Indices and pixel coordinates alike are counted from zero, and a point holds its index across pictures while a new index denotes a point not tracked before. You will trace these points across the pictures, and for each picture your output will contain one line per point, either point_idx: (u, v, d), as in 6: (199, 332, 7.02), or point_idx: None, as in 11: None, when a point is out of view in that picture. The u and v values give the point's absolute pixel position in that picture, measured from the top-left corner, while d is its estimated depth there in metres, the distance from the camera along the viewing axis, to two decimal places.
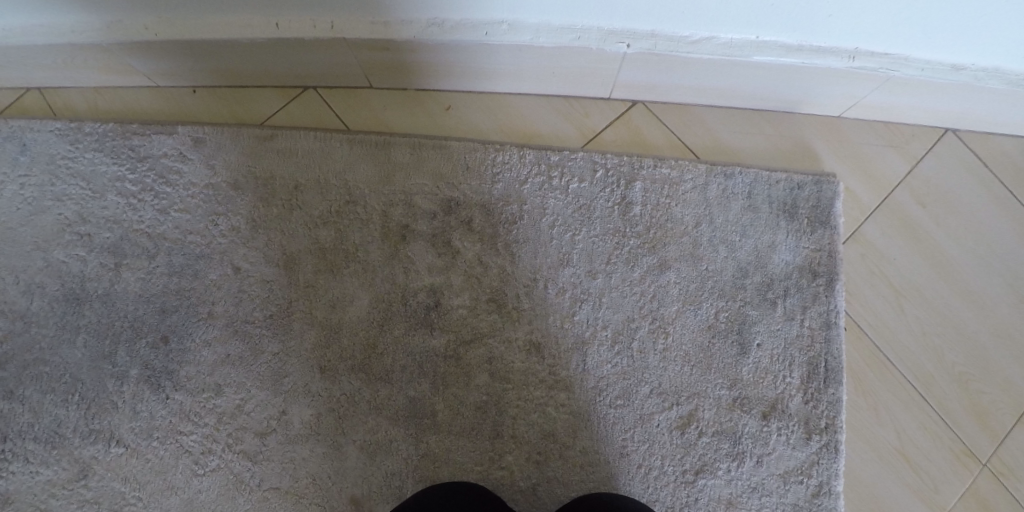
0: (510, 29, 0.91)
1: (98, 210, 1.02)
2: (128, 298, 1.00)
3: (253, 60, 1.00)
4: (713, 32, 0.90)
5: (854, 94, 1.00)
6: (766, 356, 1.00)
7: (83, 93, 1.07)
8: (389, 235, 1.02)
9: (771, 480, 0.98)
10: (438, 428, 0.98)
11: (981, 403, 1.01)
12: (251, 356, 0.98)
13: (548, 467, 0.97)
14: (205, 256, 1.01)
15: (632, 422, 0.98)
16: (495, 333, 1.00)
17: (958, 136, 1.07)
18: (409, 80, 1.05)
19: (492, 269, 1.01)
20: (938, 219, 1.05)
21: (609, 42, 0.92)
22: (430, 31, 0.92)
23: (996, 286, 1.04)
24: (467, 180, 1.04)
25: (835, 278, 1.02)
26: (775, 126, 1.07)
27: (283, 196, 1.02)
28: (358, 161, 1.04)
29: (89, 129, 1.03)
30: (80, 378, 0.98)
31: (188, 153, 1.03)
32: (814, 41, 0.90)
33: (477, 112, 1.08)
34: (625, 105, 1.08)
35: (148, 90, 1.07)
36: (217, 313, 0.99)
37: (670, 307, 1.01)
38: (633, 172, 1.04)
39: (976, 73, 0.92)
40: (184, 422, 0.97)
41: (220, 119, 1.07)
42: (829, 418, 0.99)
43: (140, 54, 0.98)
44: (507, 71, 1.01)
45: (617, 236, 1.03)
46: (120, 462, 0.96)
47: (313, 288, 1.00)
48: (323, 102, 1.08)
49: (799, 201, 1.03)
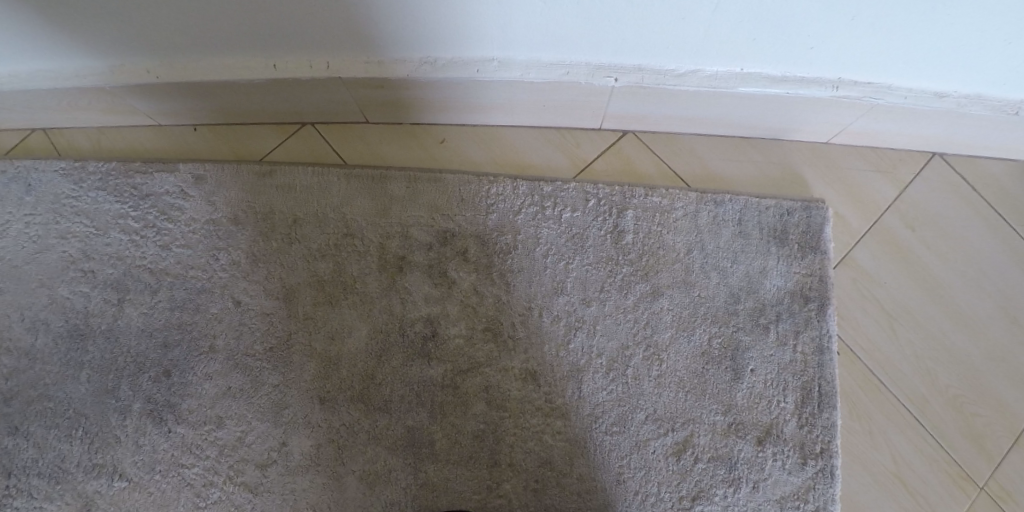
0: (501, 66, 0.94)
1: (101, 247, 1.04)
2: (131, 333, 1.02)
3: (253, 99, 1.03)
4: (698, 65, 0.92)
5: (840, 122, 1.02)
6: (759, 381, 1.01)
7: (88, 133, 1.10)
8: (386, 267, 1.04)
9: (767, 506, 0.98)
10: (436, 457, 0.99)
11: (976, 425, 1.02)
12: (251, 388, 1.00)
13: (546, 494, 0.98)
14: (206, 291, 1.03)
15: (628, 448, 0.99)
16: (491, 362, 1.01)
17: (945, 161, 1.09)
18: (404, 115, 1.08)
19: (487, 299, 1.03)
20: (927, 243, 1.07)
21: (597, 76, 0.94)
22: (423, 68, 0.95)
23: (987, 308, 1.05)
24: (462, 211, 1.06)
25: (826, 303, 1.03)
26: (763, 153, 1.09)
27: (282, 230, 1.05)
28: (355, 194, 1.06)
29: (93, 168, 1.06)
30: (84, 412, 0.99)
31: (190, 190, 1.05)
32: (797, 72, 0.92)
33: (471, 145, 1.10)
34: (616, 135, 1.11)
35: (150, 128, 1.10)
36: (218, 346, 1.01)
37: (664, 333, 1.02)
38: (625, 200, 1.06)
39: (958, 100, 0.94)
40: (186, 455, 0.98)
41: (220, 155, 1.09)
42: (824, 443, 1.00)
43: (142, 95, 1.01)
44: (500, 105, 1.04)
45: (610, 264, 1.05)
46: (123, 495, 0.97)
47: (311, 320, 1.02)
48: (320, 138, 1.10)
49: (789, 227, 1.05)
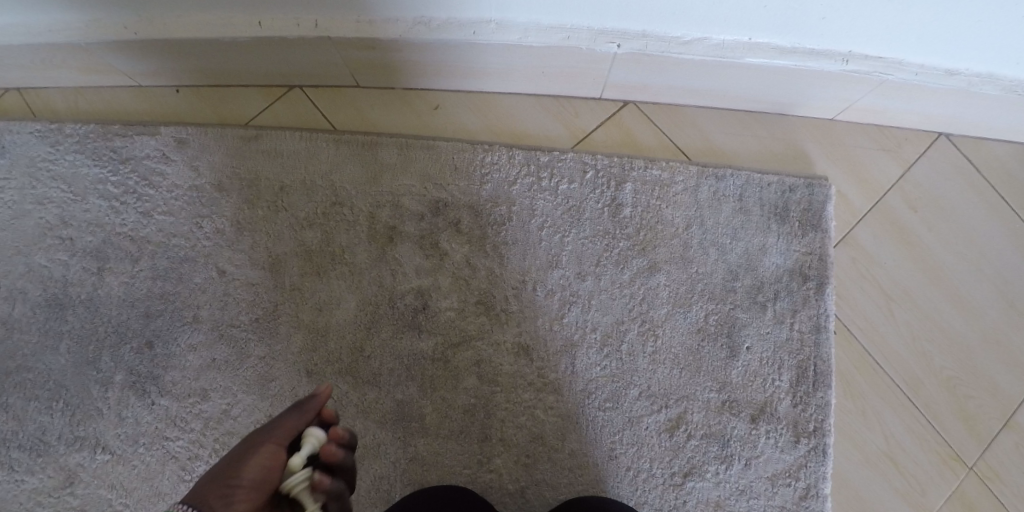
0: (498, 28, 0.89)
1: (80, 213, 1.00)
2: (111, 303, 0.98)
3: (237, 59, 0.98)
4: (704, 33, 0.88)
5: (848, 97, 0.99)
6: (755, 359, 1.00)
7: (64, 93, 1.05)
8: (376, 237, 1.01)
9: (759, 483, 0.98)
10: (427, 432, 0.98)
11: (968, 407, 1.02)
12: (237, 360, 0.98)
13: (536, 469, 0.97)
14: (190, 260, 0.99)
15: (620, 424, 0.98)
16: (483, 336, 0.99)
17: (950, 140, 1.07)
18: (396, 79, 1.03)
19: (480, 272, 1.01)
20: (928, 224, 1.05)
21: (599, 41, 0.90)
22: (416, 30, 0.90)
23: (985, 291, 1.04)
24: (455, 180, 1.02)
25: (825, 282, 1.02)
26: (767, 127, 1.06)
27: (269, 197, 1.01)
28: (344, 161, 1.02)
29: (70, 131, 1.01)
30: (65, 384, 0.97)
31: (172, 154, 1.01)
32: (807, 44, 0.88)
33: (466, 112, 1.06)
34: (616, 105, 1.07)
35: (130, 89, 1.05)
36: (202, 317, 0.98)
37: (660, 309, 1.01)
38: (624, 173, 1.03)
39: (970, 79, 0.91)
40: (170, 428, 0.96)
41: (204, 119, 1.05)
42: (818, 421, 0.99)
43: (121, 53, 0.95)
44: (496, 70, 1.00)
45: (607, 238, 1.02)
46: (106, 469, 0.95)
47: (299, 291, 0.99)
48: (309, 102, 1.06)
49: (790, 204, 1.03)
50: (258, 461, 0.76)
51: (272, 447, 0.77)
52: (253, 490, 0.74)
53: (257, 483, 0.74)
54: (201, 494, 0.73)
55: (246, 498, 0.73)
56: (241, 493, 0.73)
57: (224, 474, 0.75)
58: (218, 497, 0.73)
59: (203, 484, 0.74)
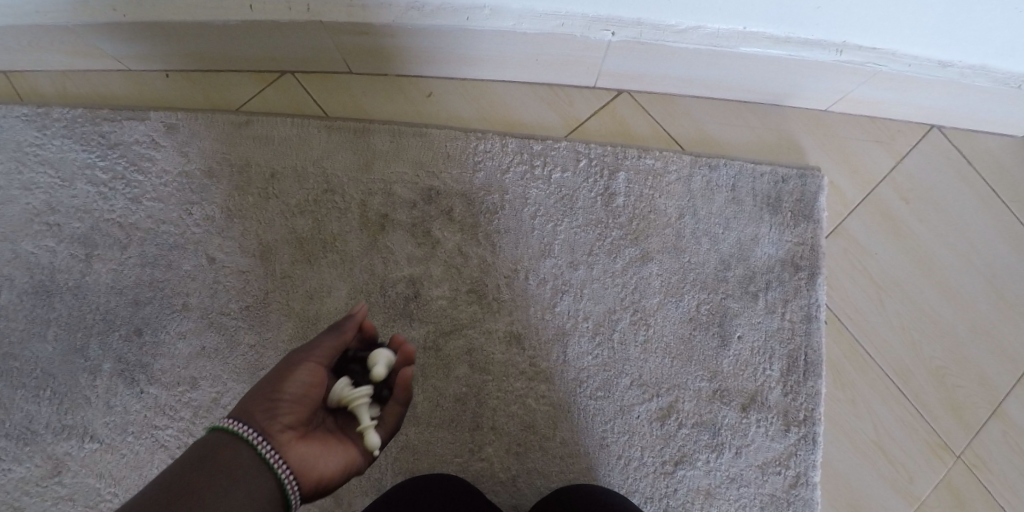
0: (493, 14, 0.88)
1: (67, 199, 0.98)
2: (99, 290, 0.97)
3: (228, 44, 0.96)
4: (700, 21, 0.88)
5: (841, 88, 0.99)
6: (746, 348, 1.01)
7: (51, 77, 1.03)
8: (368, 225, 1.00)
9: (749, 471, 0.99)
10: (419, 420, 0.97)
11: (956, 397, 1.03)
12: (227, 348, 0.97)
13: (528, 458, 0.98)
14: (180, 247, 0.98)
15: (612, 413, 0.99)
16: (476, 324, 0.99)
17: (941, 132, 1.07)
18: (388, 65, 1.02)
19: (473, 260, 1.00)
20: (919, 215, 1.06)
21: (595, 29, 0.89)
22: (410, 15, 0.89)
23: (973, 282, 1.05)
24: (448, 168, 1.02)
25: (816, 272, 1.02)
26: (760, 118, 1.06)
27: (259, 184, 1.00)
28: (336, 148, 1.01)
29: (57, 115, 1.00)
30: (52, 372, 0.96)
31: (161, 140, 1.00)
32: (802, 33, 0.88)
33: (458, 99, 1.05)
34: (610, 94, 1.07)
35: (118, 73, 1.03)
36: (192, 305, 0.97)
37: (652, 299, 1.01)
38: (617, 162, 1.03)
39: (962, 71, 0.91)
40: (159, 417, 0.95)
41: (194, 104, 1.03)
42: (808, 410, 1.00)
43: (109, 36, 0.94)
44: (490, 57, 0.99)
45: (599, 227, 1.02)
46: (94, 458, 0.94)
47: (289, 279, 0.98)
48: (299, 87, 1.04)
49: (782, 195, 1.03)
50: (302, 376, 0.72)
51: (310, 364, 0.73)
52: (294, 404, 0.71)
53: (299, 398, 0.71)
54: (248, 409, 0.69)
55: (291, 412, 0.70)
56: (286, 407, 0.70)
57: (268, 391, 0.70)
58: (264, 411, 0.69)
59: (252, 395, 0.70)
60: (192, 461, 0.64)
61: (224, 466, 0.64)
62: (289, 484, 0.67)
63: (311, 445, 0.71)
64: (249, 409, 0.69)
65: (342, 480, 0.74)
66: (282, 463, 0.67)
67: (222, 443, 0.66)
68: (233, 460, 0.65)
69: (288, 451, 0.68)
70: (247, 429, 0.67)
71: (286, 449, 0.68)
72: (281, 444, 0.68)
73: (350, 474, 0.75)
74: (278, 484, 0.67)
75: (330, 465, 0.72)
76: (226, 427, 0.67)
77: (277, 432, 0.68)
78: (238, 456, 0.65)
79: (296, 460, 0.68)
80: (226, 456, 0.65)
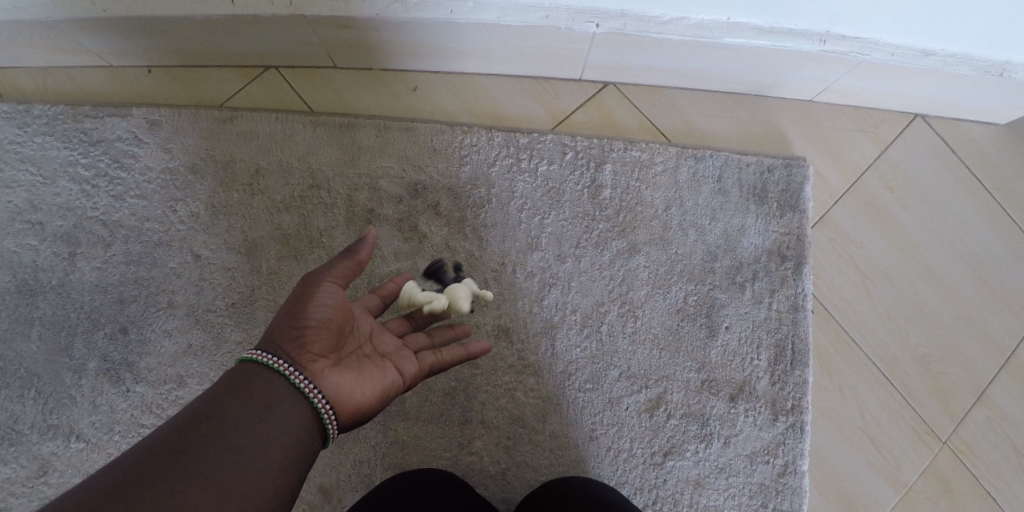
0: (476, 7, 0.88)
1: (50, 197, 0.98)
2: (84, 289, 0.96)
3: (210, 39, 0.96)
4: (684, 12, 0.87)
5: (825, 78, 0.99)
6: (734, 338, 1.01)
7: (30, 73, 1.02)
8: (355, 220, 1.00)
9: (738, 461, 0.99)
10: (407, 415, 0.97)
11: (942, 383, 1.04)
12: (213, 346, 0.96)
13: (518, 451, 0.98)
14: (164, 244, 0.98)
15: (600, 405, 0.99)
16: (464, 318, 0.99)
17: (925, 121, 1.08)
18: (373, 59, 1.02)
19: (460, 254, 1.00)
20: (904, 204, 1.06)
21: (579, 20, 0.89)
22: (393, 8, 0.89)
23: (958, 269, 1.06)
24: (434, 162, 1.01)
25: (802, 262, 1.02)
26: (745, 109, 1.07)
27: (244, 180, 0.99)
28: (321, 143, 1.01)
29: (38, 112, 0.99)
30: (36, 372, 0.95)
31: (144, 137, 0.99)
32: (786, 24, 0.88)
33: (444, 93, 1.05)
34: (596, 86, 1.07)
35: (100, 69, 1.02)
36: (177, 302, 0.97)
37: (639, 291, 1.01)
38: (604, 154, 1.03)
39: (945, 59, 0.91)
40: (146, 415, 0.95)
41: (177, 100, 1.02)
42: (795, 399, 1.00)
43: (89, 31, 0.93)
44: (475, 50, 0.98)
45: (586, 220, 1.02)
46: (81, 457, 0.94)
47: (276, 275, 0.98)
48: (284, 82, 1.04)
49: (768, 185, 1.03)
50: (324, 302, 0.72)
51: (329, 289, 0.73)
52: (322, 330, 0.71)
53: (325, 323, 0.71)
54: (277, 339, 0.69)
55: (320, 338, 0.70)
56: (314, 334, 0.70)
57: (293, 318, 0.70)
58: (291, 341, 0.69)
59: (277, 324, 0.70)
60: (223, 391, 0.65)
61: (256, 396, 0.65)
62: (325, 411, 0.68)
63: (344, 372, 0.71)
64: (276, 338, 0.69)
65: (380, 405, 0.75)
66: (316, 390, 0.68)
67: (252, 373, 0.67)
68: (265, 390, 0.66)
69: (321, 377, 0.69)
70: (278, 360, 0.68)
71: (318, 376, 0.69)
72: (313, 373, 0.69)
73: (387, 399, 0.76)
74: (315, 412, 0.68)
75: (365, 388, 0.72)
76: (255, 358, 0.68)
77: (308, 361, 0.69)
78: (272, 387, 0.66)
79: (330, 386, 0.70)
80: (258, 387, 0.66)
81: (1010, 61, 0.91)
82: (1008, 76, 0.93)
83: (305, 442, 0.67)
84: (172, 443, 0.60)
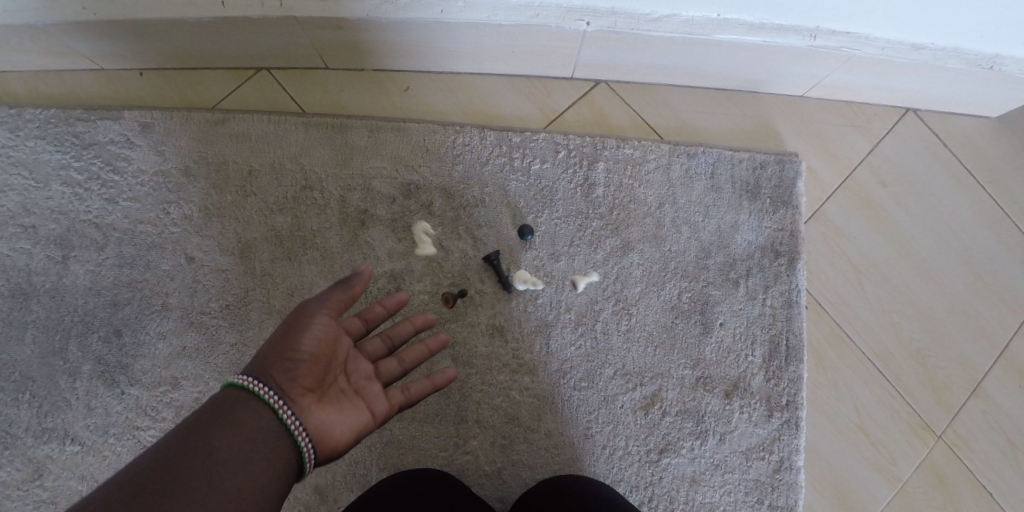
0: (466, 6, 0.88)
1: (42, 201, 0.98)
2: (77, 292, 0.97)
3: (201, 41, 0.96)
4: (674, 9, 0.88)
5: (816, 74, 0.99)
6: (728, 335, 1.01)
7: (22, 77, 1.02)
8: (348, 221, 1.00)
9: (733, 457, 0.99)
10: (402, 416, 0.97)
11: (937, 378, 1.03)
12: (208, 348, 0.96)
13: (513, 450, 0.98)
14: (158, 246, 0.98)
15: (596, 403, 0.99)
16: (458, 318, 0.99)
17: (918, 115, 1.08)
18: (365, 60, 1.02)
19: (453, 254, 1.00)
20: (897, 199, 1.06)
21: (569, 19, 0.89)
22: (384, 8, 0.89)
23: (952, 263, 1.05)
24: (427, 162, 1.02)
25: (796, 258, 1.02)
26: (737, 105, 1.07)
27: (237, 182, 0.99)
28: (314, 144, 1.01)
29: (30, 116, 0.99)
30: (31, 375, 0.95)
31: (136, 139, 0.99)
32: (776, 20, 0.88)
33: (436, 93, 1.05)
34: (587, 84, 1.07)
35: (92, 73, 1.02)
36: (171, 305, 0.97)
37: (633, 288, 1.01)
38: (596, 152, 1.03)
39: (934, 53, 0.91)
40: (141, 418, 0.95)
41: (169, 103, 1.03)
42: (790, 395, 1.00)
43: (80, 34, 0.93)
44: (466, 50, 0.99)
45: (579, 218, 1.02)
46: (76, 460, 0.94)
47: (270, 277, 0.98)
48: (276, 84, 1.04)
49: (761, 181, 1.03)
50: (315, 335, 0.71)
51: (321, 320, 0.72)
52: (311, 364, 0.70)
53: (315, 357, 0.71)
54: (266, 368, 0.68)
55: (309, 372, 0.70)
56: (304, 368, 0.70)
57: (283, 348, 0.70)
58: (281, 373, 0.69)
59: (266, 351, 0.70)
60: (215, 413, 0.65)
61: (242, 426, 0.65)
62: (306, 448, 0.68)
63: (327, 408, 0.71)
64: (265, 365, 0.69)
65: (354, 443, 0.75)
66: (300, 425, 0.68)
67: (240, 400, 0.67)
68: (251, 420, 0.66)
69: (306, 414, 0.69)
70: (266, 389, 0.67)
71: (304, 412, 0.69)
72: (300, 407, 0.68)
73: (362, 436, 0.75)
74: (296, 449, 0.68)
75: (344, 426, 0.72)
76: (243, 384, 0.67)
77: (296, 395, 0.69)
78: (260, 417, 0.66)
79: (313, 421, 0.69)
80: (246, 415, 0.66)
81: (1000, 54, 0.91)
82: (998, 69, 0.93)
83: (281, 478, 0.66)
84: (193, 426, 0.64)
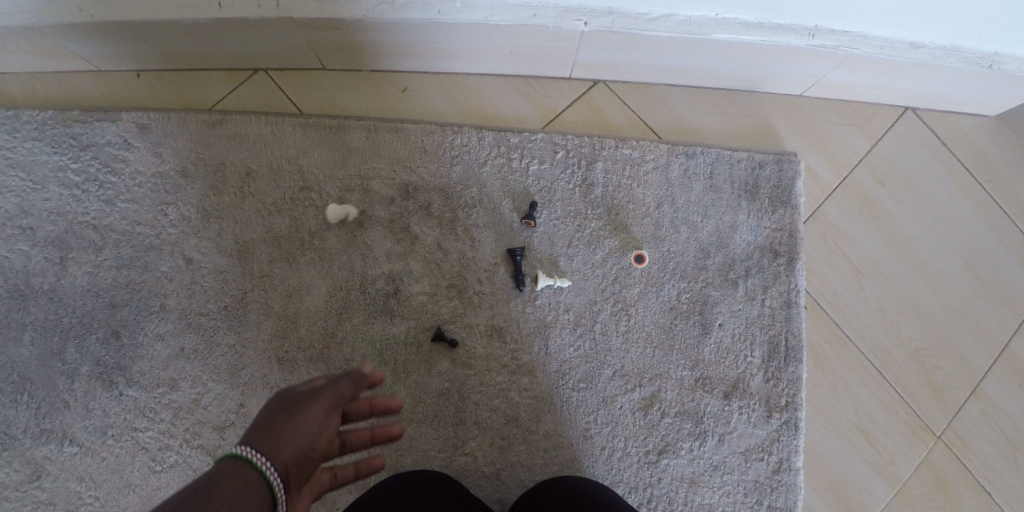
0: (464, 6, 0.88)
1: (40, 202, 0.98)
2: (75, 293, 0.97)
3: (199, 42, 0.96)
4: (671, 9, 0.87)
5: (815, 73, 0.99)
6: (727, 335, 1.01)
7: (20, 79, 1.02)
8: (346, 222, 1.00)
9: (732, 458, 0.99)
10: (401, 417, 0.97)
11: (936, 378, 1.03)
12: (206, 349, 0.96)
13: (512, 451, 0.97)
14: (156, 248, 0.98)
15: (594, 404, 0.98)
16: (456, 319, 0.99)
17: (917, 114, 1.07)
18: (362, 60, 1.02)
19: (452, 255, 1.00)
20: (897, 198, 1.06)
21: (567, 19, 0.89)
22: (381, 9, 0.89)
23: (952, 263, 1.05)
24: (425, 163, 1.01)
25: (795, 258, 1.02)
26: (736, 105, 1.06)
27: (235, 183, 0.99)
28: (311, 145, 1.01)
29: (27, 117, 0.99)
30: (29, 376, 0.95)
31: (133, 141, 0.99)
32: (774, 19, 0.88)
33: (434, 93, 1.05)
34: (586, 84, 1.06)
35: (89, 74, 1.02)
36: (169, 306, 0.97)
37: (632, 289, 1.01)
38: (595, 152, 1.03)
39: (934, 52, 0.91)
40: (139, 419, 0.95)
41: (167, 104, 1.03)
42: (789, 396, 1.00)
43: (77, 36, 0.93)
44: (464, 50, 0.98)
45: (578, 218, 1.02)
46: (74, 461, 0.94)
47: (268, 278, 0.98)
48: (273, 85, 1.04)
49: (760, 181, 1.03)
50: (321, 426, 0.66)
51: (327, 414, 0.67)
52: (314, 458, 0.65)
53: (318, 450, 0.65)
54: (272, 453, 0.62)
55: (309, 466, 0.65)
56: (308, 461, 0.64)
57: (290, 435, 0.64)
58: (288, 461, 0.63)
59: (270, 433, 0.63)
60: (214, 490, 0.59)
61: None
62: None
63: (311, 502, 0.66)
64: (267, 446, 0.62)
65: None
66: None
67: (239, 475, 0.60)
68: (249, 504, 0.59)
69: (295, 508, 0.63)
70: (272, 474, 0.61)
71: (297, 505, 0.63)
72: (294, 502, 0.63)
73: None
74: None
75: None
76: (246, 458, 0.61)
77: (295, 489, 0.63)
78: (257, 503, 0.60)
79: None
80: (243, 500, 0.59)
81: (999, 53, 0.91)
82: (998, 67, 0.93)
83: None
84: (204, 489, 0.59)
